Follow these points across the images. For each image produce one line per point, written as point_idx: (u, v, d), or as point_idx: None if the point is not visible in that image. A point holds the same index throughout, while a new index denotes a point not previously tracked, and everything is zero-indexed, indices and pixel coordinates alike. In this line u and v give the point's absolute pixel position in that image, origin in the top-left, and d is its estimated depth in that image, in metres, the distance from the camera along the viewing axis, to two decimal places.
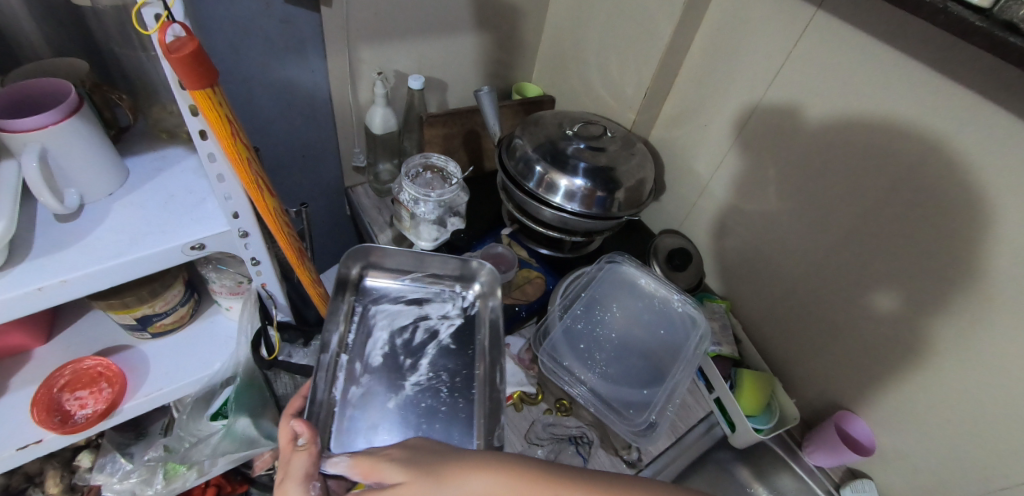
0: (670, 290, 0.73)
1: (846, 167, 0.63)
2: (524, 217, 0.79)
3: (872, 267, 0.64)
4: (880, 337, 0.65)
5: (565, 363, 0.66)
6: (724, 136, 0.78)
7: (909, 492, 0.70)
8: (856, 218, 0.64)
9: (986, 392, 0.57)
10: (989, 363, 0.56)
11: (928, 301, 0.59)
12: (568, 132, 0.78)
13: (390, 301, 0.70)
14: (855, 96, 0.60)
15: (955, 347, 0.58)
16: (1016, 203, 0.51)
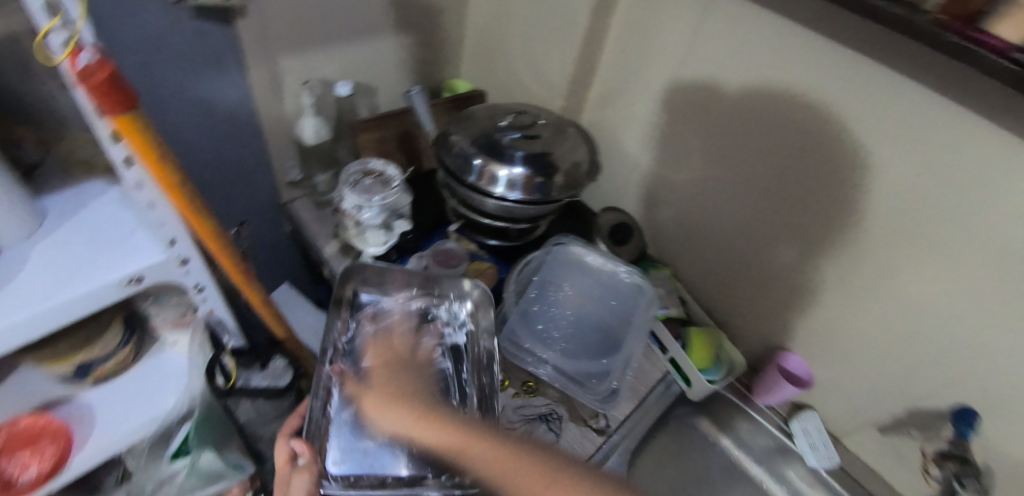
0: (617, 264, 0.76)
1: (760, 129, 0.69)
2: (468, 210, 0.81)
3: (790, 218, 0.70)
4: (805, 281, 0.72)
5: (525, 345, 0.69)
6: (649, 112, 0.82)
7: (848, 416, 0.78)
8: (774, 175, 0.70)
9: (896, 313, 0.65)
10: (899, 288, 0.64)
11: (839, 243, 0.66)
12: (501, 123, 0.80)
13: (385, 317, 0.68)
14: (757, 62, 0.66)
15: (868, 278, 0.66)
16: (906, 146, 0.56)
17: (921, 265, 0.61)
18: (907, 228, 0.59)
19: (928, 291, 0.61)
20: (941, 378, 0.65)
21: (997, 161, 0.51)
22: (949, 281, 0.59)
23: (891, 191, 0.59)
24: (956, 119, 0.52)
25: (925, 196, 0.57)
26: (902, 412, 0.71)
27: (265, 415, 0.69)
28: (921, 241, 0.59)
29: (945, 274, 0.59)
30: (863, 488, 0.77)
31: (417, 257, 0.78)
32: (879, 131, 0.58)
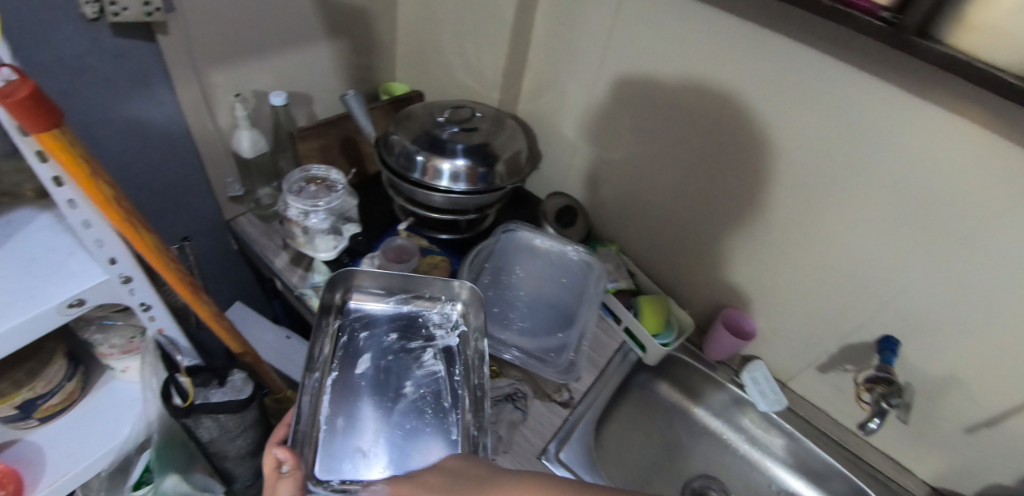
0: (565, 244, 0.80)
1: (680, 101, 0.75)
2: (416, 207, 0.82)
3: (719, 180, 0.76)
4: (741, 237, 0.79)
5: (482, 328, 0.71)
6: (581, 97, 0.86)
7: (791, 361, 0.85)
8: (699, 142, 0.75)
9: (817, 255, 0.73)
10: (814, 231, 0.71)
11: (760, 200, 0.74)
12: (439, 119, 0.82)
13: (376, 322, 0.69)
14: (673, 40, 0.71)
15: (791, 224, 0.73)
16: (806, 102, 0.63)
17: (832, 206, 0.68)
18: (821, 179, 0.67)
19: (844, 233, 0.69)
20: (865, 311, 0.73)
21: (882, 109, 0.59)
22: (862, 222, 0.67)
23: (798, 146, 0.67)
24: (842, 77, 0.59)
25: (830, 147, 0.64)
26: (836, 349, 0.78)
27: (230, 432, 0.67)
28: (827, 185, 0.67)
29: (856, 215, 0.67)
30: (811, 424, 0.84)
31: (369, 257, 0.78)
32: (785, 94, 0.64)
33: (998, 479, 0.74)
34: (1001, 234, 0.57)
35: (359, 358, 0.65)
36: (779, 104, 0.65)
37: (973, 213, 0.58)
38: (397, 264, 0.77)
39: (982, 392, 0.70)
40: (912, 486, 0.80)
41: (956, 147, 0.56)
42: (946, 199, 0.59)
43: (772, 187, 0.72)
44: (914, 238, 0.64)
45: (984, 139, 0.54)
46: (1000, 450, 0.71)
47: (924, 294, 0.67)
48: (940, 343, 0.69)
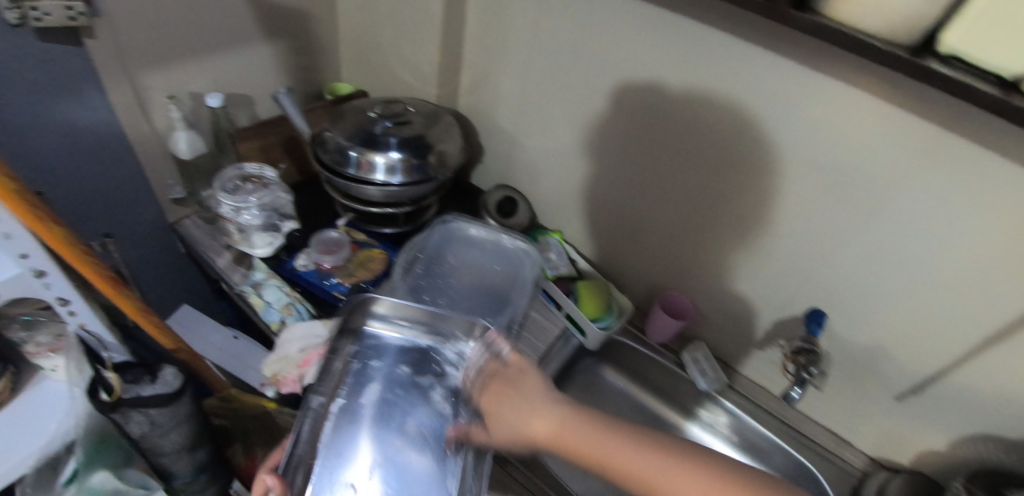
0: (497, 232, 0.82)
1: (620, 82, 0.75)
2: (352, 202, 0.83)
3: (687, 157, 0.74)
4: (674, 218, 0.81)
5: None
6: (516, 89, 0.87)
7: (729, 340, 0.87)
8: (666, 119, 0.73)
9: (751, 230, 0.74)
10: (757, 205, 0.71)
11: (688, 180, 0.76)
12: (372, 114, 0.83)
13: (386, 355, 0.58)
14: (598, 26, 0.73)
15: (742, 201, 0.72)
16: (756, 68, 0.62)
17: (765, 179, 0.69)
18: (738, 156, 0.69)
19: (763, 209, 0.71)
20: (791, 285, 0.75)
21: (786, 84, 0.60)
22: (777, 199, 0.69)
23: (713, 124, 0.69)
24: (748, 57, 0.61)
25: (738, 124, 0.67)
26: (769, 323, 0.80)
27: (161, 426, 0.67)
28: (771, 155, 0.66)
29: (771, 192, 0.69)
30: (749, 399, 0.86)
31: (304, 253, 0.80)
32: (702, 74, 0.67)
33: (928, 445, 0.76)
34: (905, 203, 0.59)
35: (362, 388, 0.54)
36: (696, 85, 0.68)
37: (877, 183, 0.60)
38: (331, 255, 0.79)
39: (906, 359, 0.72)
40: (849, 456, 0.83)
41: (856, 118, 0.58)
42: (850, 170, 0.61)
43: (696, 168, 0.74)
44: (827, 210, 0.65)
45: (878, 110, 0.56)
46: (928, 415, 0.74)
47: (841, 265, 0.69)
48: (862, 314, 0.71)
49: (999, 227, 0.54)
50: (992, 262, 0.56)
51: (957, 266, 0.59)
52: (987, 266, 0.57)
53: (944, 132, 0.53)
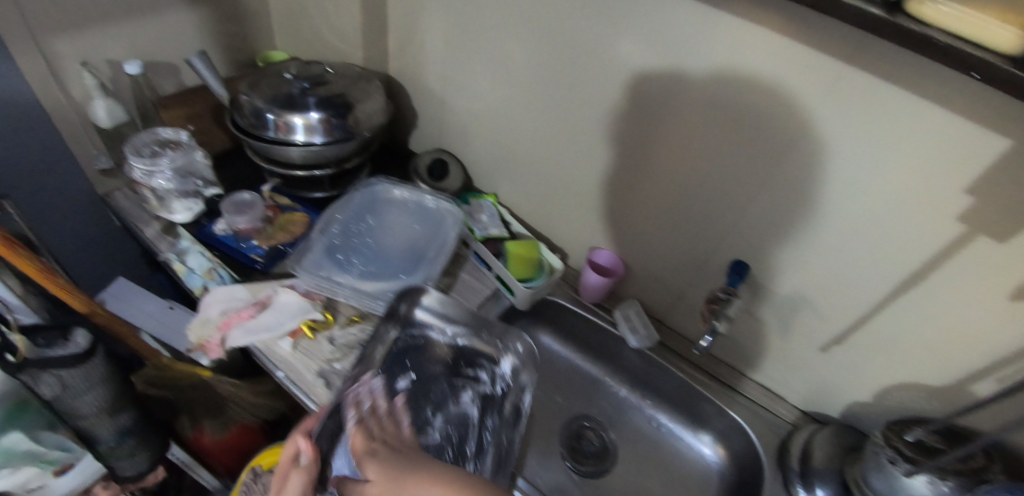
0: (421, 193, 0.84)
1: (550, 31, 0.73)
2: (275, 166, 0.82)
3: (677, 104, 0.69)
4: (629, 173, 0.79)
5: (325, 273, 0.72)
6: (441, 50, 0.86)
7: (661, 295, 0.88)
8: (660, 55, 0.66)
9: (689, 175, 0.74)
10: (701, 152, 0.71)
11: (614, 133, 0.77)
12: (288, 76, 0.82)
13: (427, 344, 0.70)
14: None
15: (704, 144, 0.70)
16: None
17: (721, 121, 0.67)
18: (657, 104, 0.70)
19: (698, 156, 0.71)
20: (722, 239, 0.76)
21: (700, 22, 0.61)
22: (710, 148, 0.69)
23: (682, 64, 0.65)
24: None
25: (686, 77, 0.66)
26: (696, 277, 0.82)
27: (74, 387, 0.67)
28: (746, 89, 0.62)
29: (732, 137, 0.67)
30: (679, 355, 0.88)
31: (223, 223, 0.80)
32: (626, 16, 0.65)
33: (856, 396, 0.77)
34: (848, 139, 0.58)
35: (403, 374, 0.67)
36: (610, 30, 0.68)
37: (784, 121, 0.62)
38: (244, 215, 0.79)
39: (826, 308, 0.72)
40: (782, 411, 0.83)
41: (757, 57, 0.59)
42: (783, 95, 0.60)
43: (619, 119, 0.75)
44: (743, 154, 0.67)
45: (778, 46, 0.57)
46: (848, 364, 0.75)
47: (771, 214, 0.69)
48: (780, 261, 0.72)
49: (931, 162, 0.55)
50: (906, 195, 0.58)
51: (883, 200, 0.60)
52: (908, 203, 0.59)
53: (843, 60, 0.54)
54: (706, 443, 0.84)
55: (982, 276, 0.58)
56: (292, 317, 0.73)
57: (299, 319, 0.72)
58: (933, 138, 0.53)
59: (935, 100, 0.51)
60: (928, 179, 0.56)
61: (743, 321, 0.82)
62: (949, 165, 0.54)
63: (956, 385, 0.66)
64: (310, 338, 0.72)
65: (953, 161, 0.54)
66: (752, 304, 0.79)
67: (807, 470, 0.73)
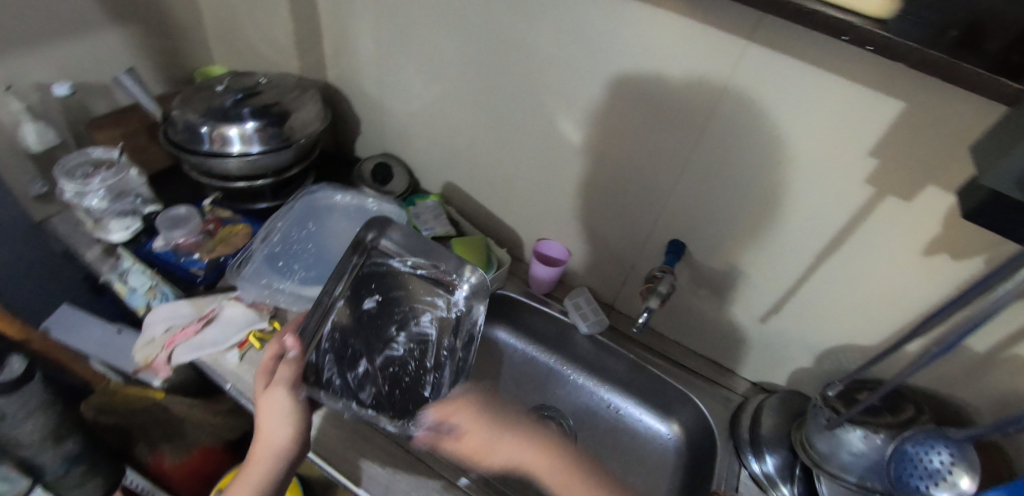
0: (363, 197, 0.85)
1: (475, 30, 0.74)
2: (214, 179, 0.82)
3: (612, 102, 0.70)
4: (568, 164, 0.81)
5: (264, 281, 0.74)
6: (376, 54, 0.86)
7: (606, 279, 0.90)
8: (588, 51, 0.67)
9: (618, 162, 0.76)
10: (627, 138, 0.72)
11: (548, 123, 0.78)
12: (220, 89, 0.81)
13: (391, 269, 0.77)
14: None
15: (629, 132, 0.72)
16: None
17: (642, 110, 0.69)
18: (583, 93, 0.72)
19: (626, 142, 0.73)
20: (657, 220, 0.78)
21: (611, 11, 0.63)
22: (636, 134, 0.71)
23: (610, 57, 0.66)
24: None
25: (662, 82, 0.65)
26: (636, 258, 0.84)
27: (16, 412, 0.67)
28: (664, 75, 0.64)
29: (665, 127, 0.68)
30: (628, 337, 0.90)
31: (162, 239, 0.79)
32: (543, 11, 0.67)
33: (798, 362, 0.80)
34: (765, 115, 0.60)
35: (368, 296, 0.74)
36: (531, 26, 0.69)
37: (700, 101, 0.63)
38: (182, 229, 0.79)
39: (758, 279, 0.75)
40: (731, 384, 0.86)
41: (666, 41, 0.61)
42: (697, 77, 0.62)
43: (552, 111, 0.76)
44: (668, 137, 0.69)
45: (683, 29, 0.59)
46: (785, 331, 0.77)
47: (704, 196, 0.71)
48: (712, 237, 0.75)
49: (835, 131, 0.57)
50: (816, 164, 0.61)
51: (797, 171, 0.62)
52: (819, 173, 0.61)
53: (744, 38, 0.56)
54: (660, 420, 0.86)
55: (892, 236, 0.61)
56: (237, 328, 0.71)
57: (246, 331, 0.71)
58: (834, 104, 0.56)
59: (829, 70, 0.54)
60: (834, 148, 0.58)
61: (687, 299, 0.84)
62: (852, 129, 0.56)
63: (885, 342, 0.70)
64: (258, 348, 0.71)
65: (855, 125, 0.56)
66: (692, 282, 0.81)
67: (756, 438, 0.75)
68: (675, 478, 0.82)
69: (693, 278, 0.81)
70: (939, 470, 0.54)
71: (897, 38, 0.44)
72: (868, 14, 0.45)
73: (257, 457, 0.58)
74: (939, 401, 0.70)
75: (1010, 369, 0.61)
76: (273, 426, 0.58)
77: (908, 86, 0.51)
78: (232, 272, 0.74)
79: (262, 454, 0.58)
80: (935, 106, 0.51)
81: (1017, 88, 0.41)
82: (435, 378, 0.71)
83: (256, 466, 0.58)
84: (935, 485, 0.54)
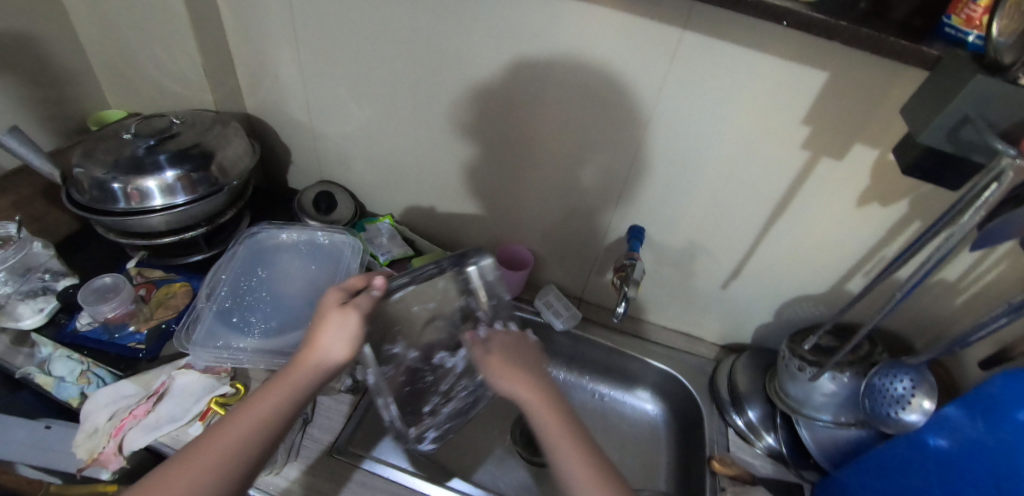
0: (310, 230, 0.80)
1: (409, 43, 0.71)
2: (137, 239, 0.73)
3: (557, 100, 0.70)
4: (520, 167, 0.80)
5: (220, 342, 0.67)
6: (300, 78, 0.81)
7: (572, 272, 0.92)
8: (531, 55, 0.67)
9: (573, 159, 0.76)
10: (579, 135, 0.73)
11: (494, 126, 0.76)
12: (128, 136, 0.71)
13: (461, 288, 0.72)
14: None
15: (582, 130, 0.72)
16: None
17: (590, 107, 0.69)
18: (531, 94, 0.71)
19: (576, 139, 0.73)
20: (616, 211, 0.80)
21: (551, 14, 0.62)
22: (585, 129, 0.72)
23: (553, 60, 0.66)
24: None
25: (599, 73, 0.65)
26: (601, 248, 0.86)
27: None
28: (611, 69, 0.65)
29: (612, 120, 0.69)
30: (601, 325, 0.92)
31: (83, 320, 0.69)
32: (481, 17, 0.65)
33: (761, 319, 0.85)
34: (710, 99, 0.63)
35: (422, 304, 0.68)
36: (469, 34, 0.67)
37: (647, 89, 0.65)
38: (110, 301, 0.69)
39: (716, 251, 0.79)
40: (704, 351, 0.91)
41: (607, 36, 0.62)
42: (642, 68, 0.63)
43: (501, 117, 0.75)
44: (620, 129, 0.70)
45: (624, 23, 0.60)
46: (745, 293, 0.83)
47: (655, 180, 0.74)
48: (669, 218, 0.78)
49: (775, 106, 0.61)
50: (760, 138, 0.65)
51: (742, 146, 0.66)
52: (762, 146, 0.65)
53: (680, 27, 0.59)
54: (646, 399, 0.90)
55: (829, 195, 0.67)
56: (196, 399, 0.65)
57: (206, 400, 0.65)
58: (772, 79, 0.59)
59: (765, 50, 0.57)
60: (773, 122, 0.63)
61: (653, 279, 0.87)
62: (789, 102, 0.60)
63: (834, 288, 0.77)
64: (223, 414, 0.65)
65: (791, 98, 0.60)
66: (656, 262, 0.84)
67: (736, 397, 0.80)
68: (669, 449, 0.86)
69: (656, 259, 0.84)
70: (904, 395, 0.60)
71: (830, 20, 0.47)
72: None
73: (303, 369, 0.52)
74: (882, 330, 0.78)
75: (938, 292, 0.70)
76: (336, 343, 0.54)
77: (834, 58, 0.56)
78: (181, 338, 0.66)
79: (308, 367, 0.53)
80: (858, 71, 0.56)
81: (935, 54, 0.46)
82: (439, 398, 0.70)
83: (298, 376, 0.52)
84: (903, 409, 0.59)
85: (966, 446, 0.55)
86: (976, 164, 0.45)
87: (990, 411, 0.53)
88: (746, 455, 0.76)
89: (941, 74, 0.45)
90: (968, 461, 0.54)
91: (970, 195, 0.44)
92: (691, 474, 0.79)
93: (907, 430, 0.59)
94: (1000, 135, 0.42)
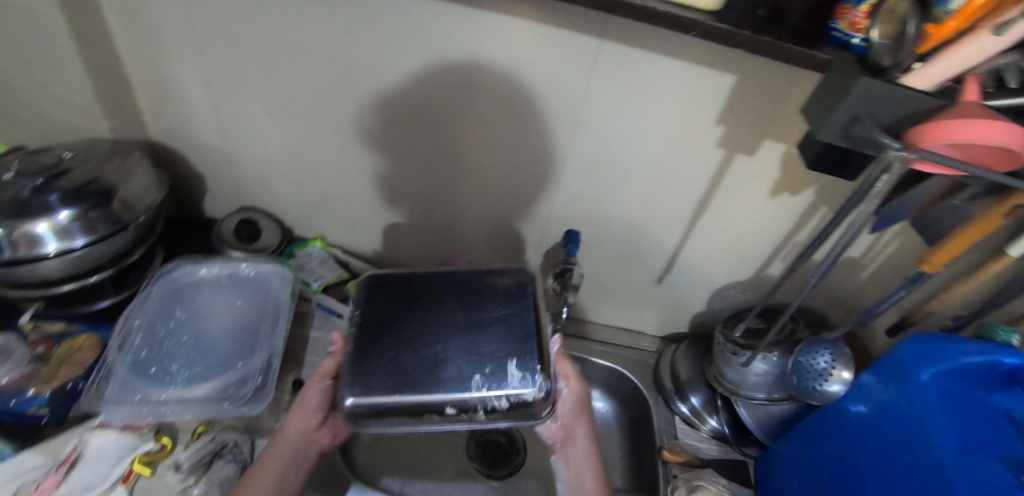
0: (233, 263, 0.76)
1: (325, 62, 0.68)
2: (29, 290, 0.65)
3: (485, 112, 0.70)
4: (452, 179, 0.80)
5: (137, 398, 0.62)
6: (209, 100, 0.75)
7: None
8: (455, 67, 0.66)
9: (504, 169, 0.76)
10: (510, 144, 0.73)
11: (423, 140, 0.75)
12: (7, 176, 0.63)
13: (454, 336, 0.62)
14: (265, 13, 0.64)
15: (513, 139, 0.72)
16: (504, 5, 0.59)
17: (518, 117, 0.70)
18: (458, 108, 0.70)
19: (508, 148, 0.74)
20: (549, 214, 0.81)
21: (468, 28, 0.61)
22: (517, 140, 0.72)
23: (478, 73, 0.66)
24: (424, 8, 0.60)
25: (525, 81, 0.65)
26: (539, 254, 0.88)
27: None
28: (537, 78, 0.65)
29: (540, 128, 0.70)
30: None
31: None
32: (399, 35, 0.63)
33: (694, 309, 0.90)
34: (630, 104, 0.65)
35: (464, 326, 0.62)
36: (388, 49, 0.65)
37: (572, 96, 0.66)
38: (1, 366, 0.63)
39: (648, 248, 0.82)
40: (645, 344, 0.95)
41: (529, 46, 0.62)
42: (567, 76, 0.64)
43: (429, 133, 0.74)
44: (549, 137, 0.71)
45: (544, 34, 0.60)
46: (678, 286, 0.87)
47: (585, 184, 0.75)
48: (601, 221, 0.80)
49: (691, 109, 0.64)
50: (679, 140, 0.68)
51: (664, 148, 0.69)
52: (682, 148, 0.68)
53: (598, 36, 0.59)
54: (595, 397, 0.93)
55: (743, 190, 0.71)
56: (115, 462, 0.60)
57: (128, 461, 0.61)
58: (686, 85, 0.62)
59: (679, 57, 0.60)
60: (690, 125, 0.66)
61: (592, 280, 0.89)
62: (702, 104, 0.63)
63: (757, 274, 0.82)
64: (149, 476, 0.60)
65: (704, 101, 0.63)
66: (593, 263, 0.86)
67: (678, 386, 0.84)
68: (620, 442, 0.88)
69: (593, 260, 0.86)
70: (826, 368, 0.67)
71: (733, 29, 0.50)
72: (704, 8, 0.52)
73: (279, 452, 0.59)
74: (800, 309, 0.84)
75: (846, 270, 0.76)
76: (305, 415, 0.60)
77: (740, 62, 0.59)
78: (91, 397, 0.62)
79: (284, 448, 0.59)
80: (760, 75, 0.59)
81: (826, 58, 0.50)
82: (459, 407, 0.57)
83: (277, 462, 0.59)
84: (826, 381, 0.66)
85: (880, 409, 0.58)
86: (864, 158, 0.50)
87: (897, 377, 0.57)
88: (693, 440, 0.81)
89: (833, 78, 0.49)
90: (883, 422, 0.58)
91: (863, 187, 0.49)
92: (644, 465, 0.82)
93: (830, 399, 0.65)
94: (885, 130, 0.46)
